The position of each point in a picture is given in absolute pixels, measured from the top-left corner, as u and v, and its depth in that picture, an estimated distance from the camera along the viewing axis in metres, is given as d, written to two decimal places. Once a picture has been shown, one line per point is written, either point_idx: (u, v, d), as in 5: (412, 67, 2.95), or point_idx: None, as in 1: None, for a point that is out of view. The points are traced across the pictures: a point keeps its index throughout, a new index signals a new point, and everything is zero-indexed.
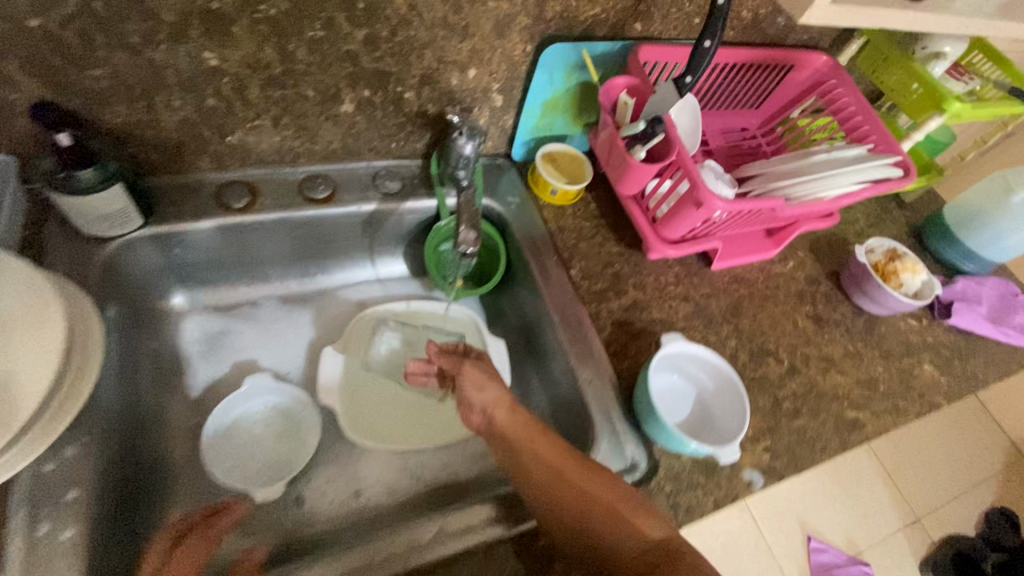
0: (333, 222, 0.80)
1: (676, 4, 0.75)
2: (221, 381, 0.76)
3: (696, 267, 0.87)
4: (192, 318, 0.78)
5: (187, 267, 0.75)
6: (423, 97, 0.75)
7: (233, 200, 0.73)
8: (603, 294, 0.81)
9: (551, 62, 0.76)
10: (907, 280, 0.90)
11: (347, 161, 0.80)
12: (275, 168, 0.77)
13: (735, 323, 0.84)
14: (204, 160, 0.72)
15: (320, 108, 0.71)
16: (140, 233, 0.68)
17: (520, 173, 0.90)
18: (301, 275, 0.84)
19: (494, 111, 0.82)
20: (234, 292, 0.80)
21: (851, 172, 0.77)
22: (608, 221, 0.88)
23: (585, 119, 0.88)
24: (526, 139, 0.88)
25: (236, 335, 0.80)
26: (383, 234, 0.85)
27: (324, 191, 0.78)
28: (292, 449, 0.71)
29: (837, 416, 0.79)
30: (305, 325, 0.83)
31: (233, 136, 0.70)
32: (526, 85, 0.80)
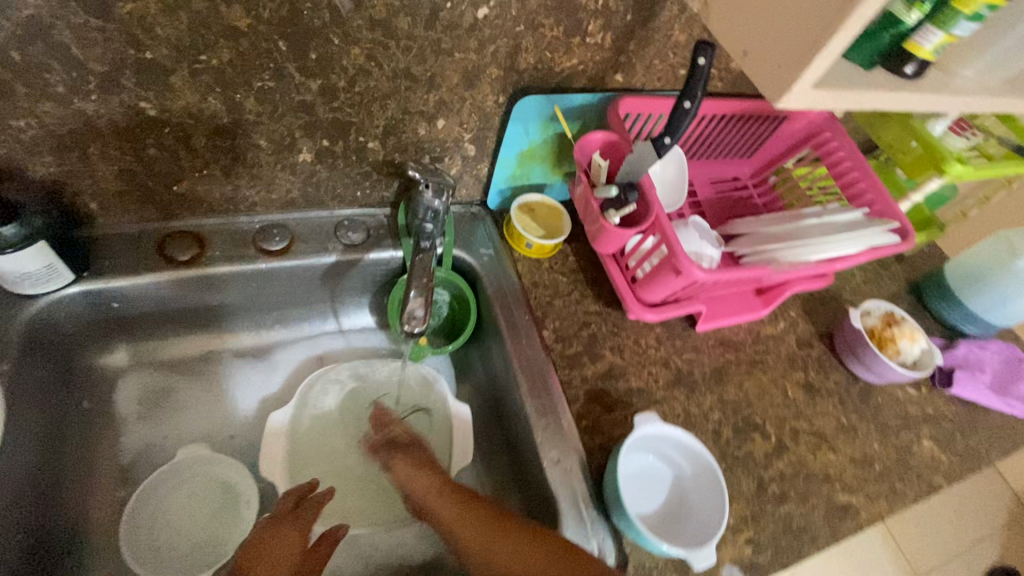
0: (289, 275, 0.74)
1: (660, 56, 0.71)
2: (158, 446, 0.70)
3: (679, 329, 0.82)
4: (130, 376, 0.72)
5: (125, 323, 0.70)
6: (389, 146, 0.71)
7: (177, 253, 0.68)
8: (577, 359, 0.75)
9: (526, 114, 0.72)
10: (905, 348, 0.84)
11: (307, 210, 0.76)
12: (228, 217, 0.72)
13: (719, 393, 0.78)
14: (148, 209, 0.67)
15: (275, 158, 0.67)
16: (72, 290, 0.63)
17: (496, 223, 0.85)
18: (256, 328, 0.78)
19: (467, 160, 0.78)
20: (180, 346, 0.75)
21: (844, 239, 0.71)
22: (587, 277, 0.82)
23: (565, 168, 0.83)
24: (502, 188, 0.83)
25: (179, 393, 0.74)
26: (346, 287, 0.80)
27: (279, 242, 0.73)
28: (222, 533, 0.65)
29: (828, 501, 0.72)
30: (257, 382, 0.77)
31: (180, 186, 0.66)
32: (500, 136, 0.75)
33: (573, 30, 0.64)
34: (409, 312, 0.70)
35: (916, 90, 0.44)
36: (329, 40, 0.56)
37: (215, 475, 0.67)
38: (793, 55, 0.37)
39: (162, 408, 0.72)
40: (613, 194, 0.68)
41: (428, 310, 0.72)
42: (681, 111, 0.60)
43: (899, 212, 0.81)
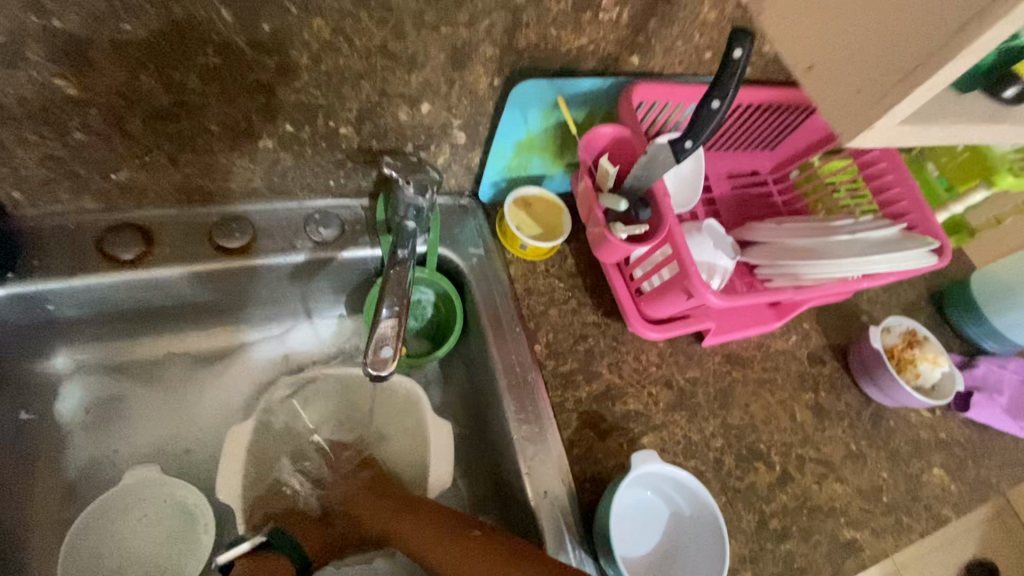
0: (252, 275, 0.66)
1: (684, 37, 0.60)
2: (108, 459, 0.64)
3: (684, 344, 0.75)
4: (73, 382, 0.65)
5: (64, 327, 0.62)
6: (364, 133, 0.61)
7: (120, 249, 0.60)
8: (571, 377, 0.69)
9: (524, 100, 0.62)
10: (925, 371, 0.79)
11: (273, 200, 0.66)
12: (181, 208, 0.63)
13: (723, 417, 0.72)
14: (85, 198, 0.58)
15: (230, 144, 0.57)
16: None
17: (488, 217, 0.76)
18: (218, 329, 0.71)
19: (456, 148, 0.68)
20: (134, 349, 0.68)
21: (877, 258, 0.64)
22: (586, 284, 0.74)
23: (568, 159, 0.74)
24: (496, 179, 0.74)
25: (133, 400, 0.67)
26: (318, 287, 0.71)
27: (240, 239, 0.64)
28: (179, 561, 0.60)
29: (832, 538, 0.68)
30: (219, 388, 0.71)
31: (119, 174, 0.57)
32: (494, 124, 0.66)
33: (584, 5, 0.54)
34: (379, 341, 0.58)
35: (1011, 122, 0.37)
36: (285, 7, 0.47)
37: (171, 496, 0.62)
38: (873, 89, 0.31)
39: (114, 416, 0.66)
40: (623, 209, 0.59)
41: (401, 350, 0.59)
42: (708, 112, 0.50)
43: (935, 225, 0.73)
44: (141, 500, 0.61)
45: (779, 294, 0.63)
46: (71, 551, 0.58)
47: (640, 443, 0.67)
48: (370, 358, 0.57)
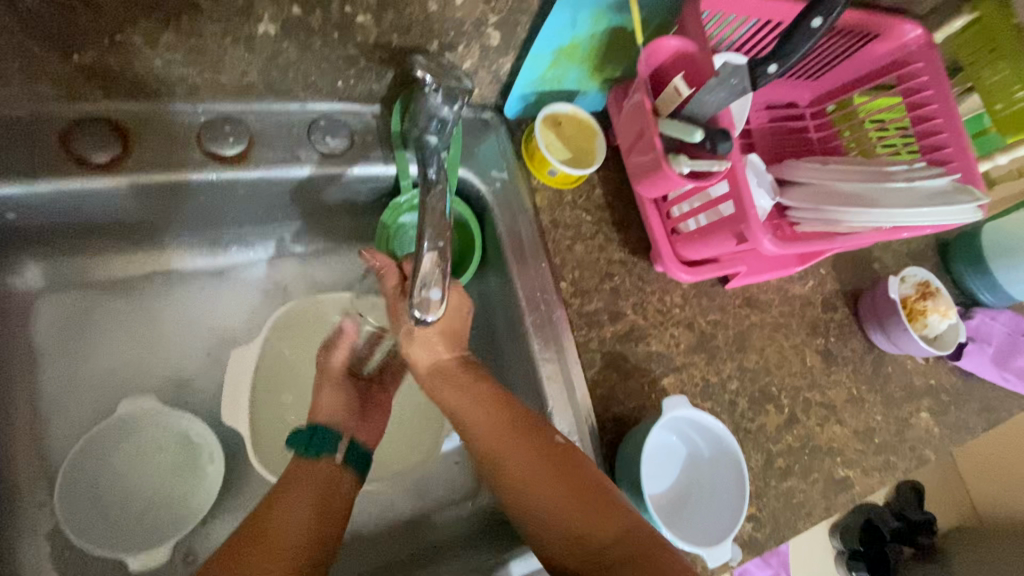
0: (250, 189, 0.57)
1: None
2: (91, 386, 0.58)
3: (708, 285, 0.72)
4: (45, 302, 0.57)
5: (28, 236, 0.53)
6: (385, 24, 0.52)
7: (88, 148, 0.50)
8: (596, 317, 0.66)
9: None
10: (932, 322, 0.81)
11: (270, 100, 0.57)
12: (161, 102, 0.53)
13: (740, 360, 0.72)
14: (42, 83, 0.48)
15: (225, 27, 0.47)
16: None
17: (511, 136, 0.69)
18: (208, 248, 0.63)
19: (487, 53, 0.59)
20: (114, 265, 0.60)
21: (925, 211, 0.60)
22: (614, 218, 0.69)
23: (607, 74, 0.66)
24: (526, 92, 0.65)
25: (115, 324, 0.60)
26: (322, 205, 0.63)
27: (234, 145, 0.55)
28: (183, 492, 0.58)
29: (827, 475, 0.72)
30: (208, 313, 0.64)
31: (83, 55, 0.47)
32: (536, 23, 0.57)
33: None
34: (423, 281, 0.51)
35: None
36: None
37: (173, 425, 0.58)
38: None
39: (92, 340, 0.59)
40: (697, 140, 0.53)
41: (447, 286, 0.53)
42: (807, 29, 0.51)
43: (979, 175, 0.67)
44: (137, 429, 0.58)
45: (816, 244, 0.61)
46: (68, 477, 0.54)
47: (660, 385, 0.66)
48: (415, 300, 0.51)
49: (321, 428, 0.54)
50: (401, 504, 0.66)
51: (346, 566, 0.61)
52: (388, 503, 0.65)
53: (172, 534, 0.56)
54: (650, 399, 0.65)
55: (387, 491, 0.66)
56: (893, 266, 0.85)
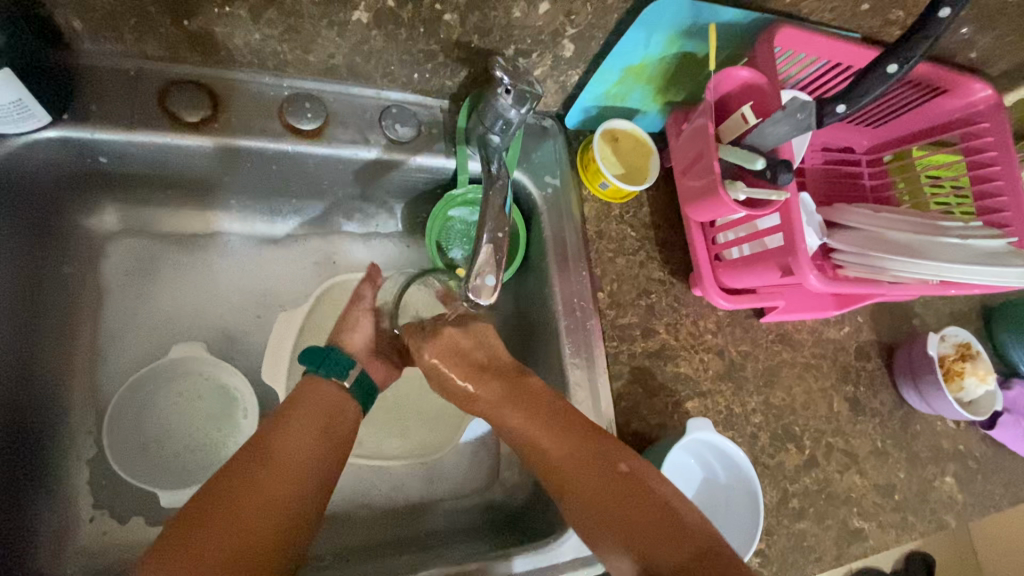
0: (319, 164, 0.61)
1: None
2: (144, 330, 0.61)
3: (744, 316, 0.73)
4: (116, 244, 0.61)
5: (113, 180, 0.57)
6: (468, 25, 0.54)
7: (182, 108, 0.54)
8: (629, 331, 0.67)
9: (652, 21, 0.56)
10: (969, 385, 0.80)
11: (349, 84, 0.60)
12: (251, 73, 0.57)
13: (766, 395, 0.71)
14: (151, 42, 0.52)
15: (323, 10, 0.51)
16: (45, 134, 0.50)
17: (568, 145, 0.71)
18: (268, 214, 0.66)
19: (559, 64, 0.61)
20: (181, 221, 0.64)
21: (975, 269, 0.60)
22: (659, 237, 0.70)
23: (670, 97, 0.67)
24: (589, 105, 0.67)
25: (174, 277, 0.63)
26: (381, 188, 0.66)
27: (311, 121, 0.58)
28: (215, 441, 0.60)
29: (842, 524, 0.70)
30: (261, 277, 0.67)
31: (192, 22, 0.50)
32: (611, 40, 0.59)
33: None
34: (479, 269, 0.54)
35: None
36: None
37: (216, 377, 0.62)
38: None
39: (154, 289, 0.62)
40: (758, 169, 0.54)
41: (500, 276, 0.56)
42: (882, 74, 0.53)
43: None
44: (181, 376, 0.61)
45: (860, 287, 0.61)
46: (117, 413, 0.57)
47: (684, 407, 0.66)
48: (471, 284, 0.54)
49: (334, 353, 0.58)
50: (416, 486, 0.67)
51: (356, 535, 0.63)
52: (400, 484, 0.67)
53: (199, 477, 0.59)
54: (671, 419, 0.65)
55: (405, 472, 0.67)
56: (932, 323, 0.84)
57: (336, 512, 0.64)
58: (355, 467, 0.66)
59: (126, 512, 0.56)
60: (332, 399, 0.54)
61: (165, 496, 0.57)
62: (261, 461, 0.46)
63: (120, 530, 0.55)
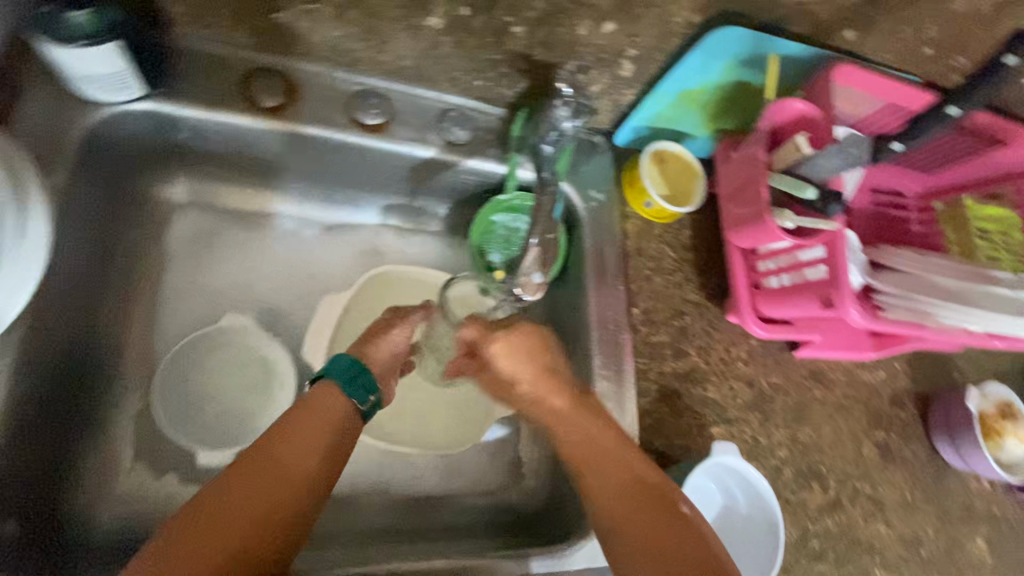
0: (378, 157, 0.64)
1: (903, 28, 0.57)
2: (197, 299, 0.65)
3: (776, 348, 0.72)
4: (182, 216, 0.65)
5: (188, 154, 0.61)
6: (535, 38, 0.57)
7: (262, 94, 0.58)
8: (660, 349, 0.67)
9: (713, 48, 0.57)
10: (1009, 446, 0.77)
11: (414, 85, 0.63)
12: (324, 67, 0.60)
13: (793, 430, 0.70)
14: (240, 32, 0.56)
15: (402, 14, 0.54)
16: (137, 106, 0.54)
17: (615, 162, 0.72)
18: (323, 202, 0.70)
19: (617, 83, 0.63)
20: (243, 200, 0.67)
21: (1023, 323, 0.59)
22: (698, 260, 0.71)
23: (721, 124, 0.68)
24: (640, 125, 0.69)
25: (230, 252, 0.67)
26: (431, 187, 0.69)
27: (376, 117, 0.62)
28: (251, 410, 0.63)
29: (863, 572, 0.68)
30: (309, 261, 0.70)
31: (281, 15, 0.54)
32: (670, 63, 0.61)
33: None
34: (527, 268, 0.59)
35: None
36: None
37: (259, 350, 0.65)
38: None
39: (211, 261, 0.66)
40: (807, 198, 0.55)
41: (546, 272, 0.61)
42: (940, 115, 0.53)
43: None
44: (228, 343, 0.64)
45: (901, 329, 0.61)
46: (168, 370, 0.61)
47: (709, 431, 0.66)
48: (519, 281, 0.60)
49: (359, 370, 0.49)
50: (434, 479, 0.68)
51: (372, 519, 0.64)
52: (420, 476, 0.68)
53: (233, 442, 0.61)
54: (695, 442, 0.65)
55: (426, 464, 0.69)
56: (972, 377, 0.81)
57: (355, 495, 0.65)
58: (379, 452, 0.68)
59: (162, 467, 0.58)
60: (338, 406, 0.46)
61: (202, 455, 0.60)
62: (258, 468, 0.41)
63: (153, 485, 0.58)
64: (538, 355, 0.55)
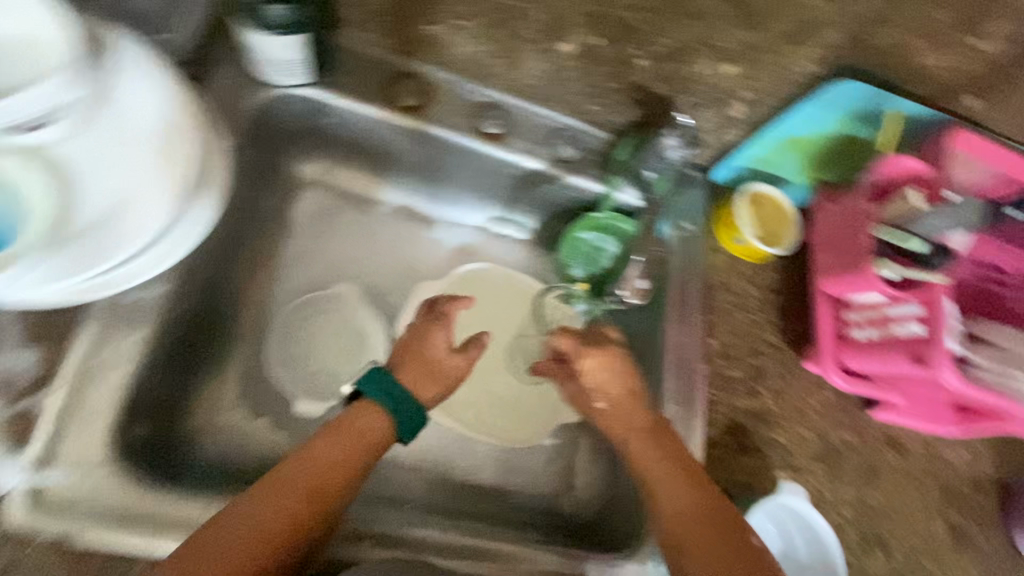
0: (490, 162, 0.69)
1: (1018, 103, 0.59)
2: (309, 267, 0.71)
3: (852, 405, 0.71)
4: (307, 192, 0.73)
5: (327, 138, 0.69)
6: (655, 72, 0.63)
7: (403, 97, 0.64)
8: (732, 384, 0.68)
9: (832, 99, 0.60)
10: None
11: (534, 105, 0.67)
12: (455, 77, 0.66)
13: (862, 491, 0.68)
14: (394, 39, 0.64)
15: (537, 40, 0.64)
16: (300, 91, 0.62)
17: (709, 198, 0.74)
18: (429, 198, 0.76)
19: (727, 123, 0.66)
20: (361, 186, 0.75)
21: None
22: (780, 303, 0.71)
23: (823, 174, 0.69)
24: (740, 165, 0.71)
25: (343, 230, 0.74)
26: (531, 197, 0.74)
27: (495, 127, 0.67)
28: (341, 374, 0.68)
29: None
30: (409, 249, 0.76)
31: (437, 26, 0.64)
32: (783, 108, 0.63)
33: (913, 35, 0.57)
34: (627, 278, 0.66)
35: None
36: None
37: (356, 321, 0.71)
38: None
39: (326, 236, 0.73)
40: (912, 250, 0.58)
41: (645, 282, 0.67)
42: None
43: None
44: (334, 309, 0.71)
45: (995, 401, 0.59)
46: (280, 324, 0.68)
47: (774, 474, 0.65)
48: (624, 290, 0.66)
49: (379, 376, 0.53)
50: (492, 473, 0.70)
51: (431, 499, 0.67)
52: (479, 467, 0.71)
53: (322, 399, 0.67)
54: (758, 482, 0.64)
55: (486, 457, 0.71)
56: None
57: (417, 473, 0.68)
58: (445, 437, 0.71)
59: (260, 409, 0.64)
60: (365, 426, 0.51)
61: (297, 405, 0.66)
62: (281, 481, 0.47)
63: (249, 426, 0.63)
64: (629, 369, 0.59)
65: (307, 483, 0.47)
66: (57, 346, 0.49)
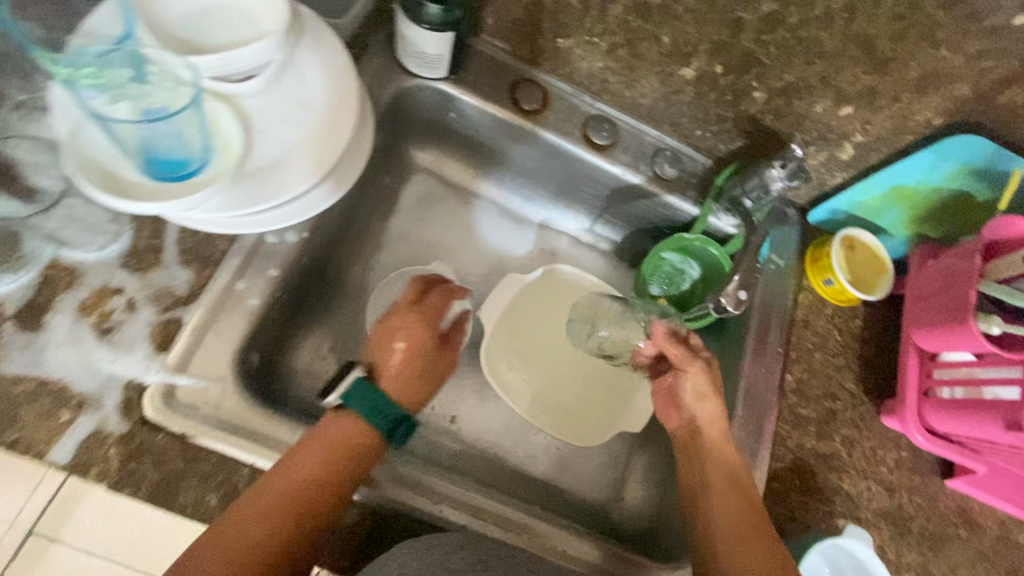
0: (594, 171, 0.72)
1: None
2: (409, 244, 0.77)
3: (928, 468, 0.68)
4: (418, 176, 0.79)
5: (447, 130, 0.75)
6: (770, 106, 0.65)
7: (525, 99, 0.70)
8: (803, 422, 0.67)
9: (952, 152, 0.62)
10: None
11: (642, 123, 0.72)
12: (575, 90, 0.71)
13: (930, 560, 0.65)
14: (524, 48, 0.68)
15: (663, 60, 0.65)
16: (436, 84, 0.68)
17: (801, 237, 0.75)
18: (527, 199, 0.81)
19: (830, 164, 0.68)
20: (467, 180, 0.80)
21: None
22: (863, 351, 0.70)
23: (924, 229, 0.70)
24: (840, 209, 0.71)
25: (445, 216, 0.80)
26: (624, 211, 0.77)
27: (605, 138, 0.71)
28: None
29: None
30: (500, 243, 0.81)
31: (564, 40, 0.67)
32: (898, 155, 0.66)
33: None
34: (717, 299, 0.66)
35: None
36: None
37: None
38: None
39: (429, 218, 0.79)
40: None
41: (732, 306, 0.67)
42: None
43: None
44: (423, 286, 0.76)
45: None
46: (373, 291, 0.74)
47: (837, 521, 0.63)
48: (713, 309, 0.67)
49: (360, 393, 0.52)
50: (546, 467, 0.72)
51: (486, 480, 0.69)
52: (534, 459, 0.72)
53: None
54: (819, 526, 0.63)
55: (542, 451, 0.73)
56: None
57: (476, 453, 0.71)
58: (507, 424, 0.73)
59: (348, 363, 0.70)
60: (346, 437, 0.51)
61: None
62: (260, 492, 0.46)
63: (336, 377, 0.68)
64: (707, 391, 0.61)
65: (288, 498, 0.46)
66: (204, 267, 0.55)
